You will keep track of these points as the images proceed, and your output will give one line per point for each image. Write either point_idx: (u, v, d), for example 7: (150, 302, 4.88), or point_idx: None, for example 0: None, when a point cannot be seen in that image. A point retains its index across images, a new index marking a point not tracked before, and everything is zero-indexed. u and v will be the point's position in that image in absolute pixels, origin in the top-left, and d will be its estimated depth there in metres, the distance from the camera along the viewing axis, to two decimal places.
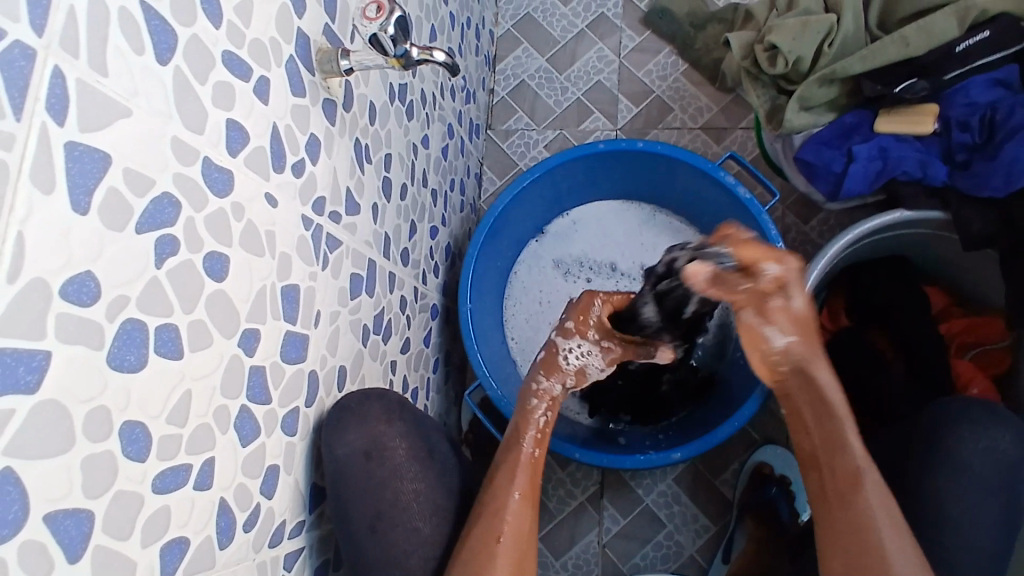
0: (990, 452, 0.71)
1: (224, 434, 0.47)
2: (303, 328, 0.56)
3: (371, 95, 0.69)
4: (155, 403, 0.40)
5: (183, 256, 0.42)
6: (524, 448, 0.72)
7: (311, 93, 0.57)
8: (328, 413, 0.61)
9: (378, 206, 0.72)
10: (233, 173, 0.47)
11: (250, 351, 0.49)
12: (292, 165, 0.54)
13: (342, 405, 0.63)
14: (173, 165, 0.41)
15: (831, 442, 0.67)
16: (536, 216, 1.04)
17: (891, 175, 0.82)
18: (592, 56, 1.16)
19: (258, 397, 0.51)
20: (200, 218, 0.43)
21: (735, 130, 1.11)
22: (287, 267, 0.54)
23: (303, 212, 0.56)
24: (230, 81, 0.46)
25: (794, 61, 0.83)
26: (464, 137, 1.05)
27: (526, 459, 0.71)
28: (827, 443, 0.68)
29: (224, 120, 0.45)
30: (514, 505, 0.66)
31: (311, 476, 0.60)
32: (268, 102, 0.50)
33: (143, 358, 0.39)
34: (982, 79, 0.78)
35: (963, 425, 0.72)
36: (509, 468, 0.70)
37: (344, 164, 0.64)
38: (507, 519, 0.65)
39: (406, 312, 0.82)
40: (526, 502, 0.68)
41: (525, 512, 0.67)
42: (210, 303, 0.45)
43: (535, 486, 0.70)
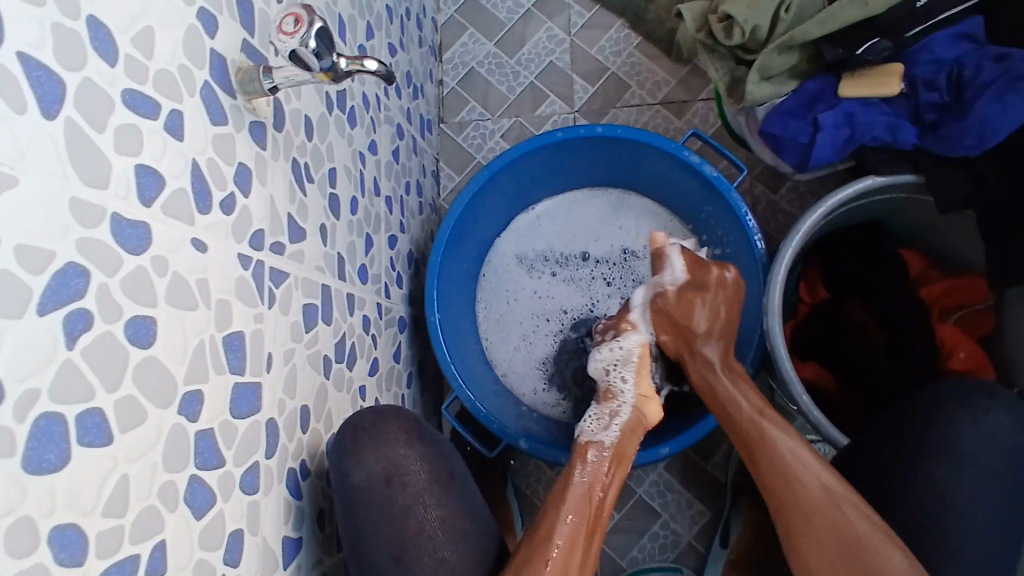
0: (988, 428, 0.69)
1: (173, 512, 0.43)
2: (253, 377, 0.52)
3: (306, 109, 0.64)
4: (87, 498, 0.36)
5: (99, 329, 0.37)
6: (575, 480, 0.71)
7: (234, 119, 0.52)
8: (345, 436, 0.65)
9: (326, 226, 0.68)
10: (150, 225, 0.42)
11: (193, 417, 0.45)
12: (221, 202, 0.49)
13: (357, 425, 0.66)
14: (75, 230, 0.36)
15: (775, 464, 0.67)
16: (500, 213, 1.00)
17: (860, 141, 0.80)
18: (541, 37, 1.11)
19: (210, 462, 0.46)
20: (116, 282, 0.39)
21: (695, 102, 1.07)
22: (227, 315, 0.49)
23: (240, 250, 0.51)
24: (135, 122, 0.41)
25: (751, 32, 0.79)
26: (415, 135, 1.00)
27: (581, 489, 0.70)
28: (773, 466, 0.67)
29: (133, 168, 0.41)
30: (565, 530, 0.65)
31: (285, 528, 0.57)
32: (184, 137, 0.45)
33: (65, 453, 0.35)
34: (946, 34, 0.76)
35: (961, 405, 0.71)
36: (562, 497, 0.69)
37: (283, 189, 0.59)
38: (557, 545, 0.64)
39: (370, 332, 0.78)
40: (585, 528, 0.67)
41: (581, 537, 0.66)
42: (140, 372, 0.40)
43: (595, 514, 0.69)
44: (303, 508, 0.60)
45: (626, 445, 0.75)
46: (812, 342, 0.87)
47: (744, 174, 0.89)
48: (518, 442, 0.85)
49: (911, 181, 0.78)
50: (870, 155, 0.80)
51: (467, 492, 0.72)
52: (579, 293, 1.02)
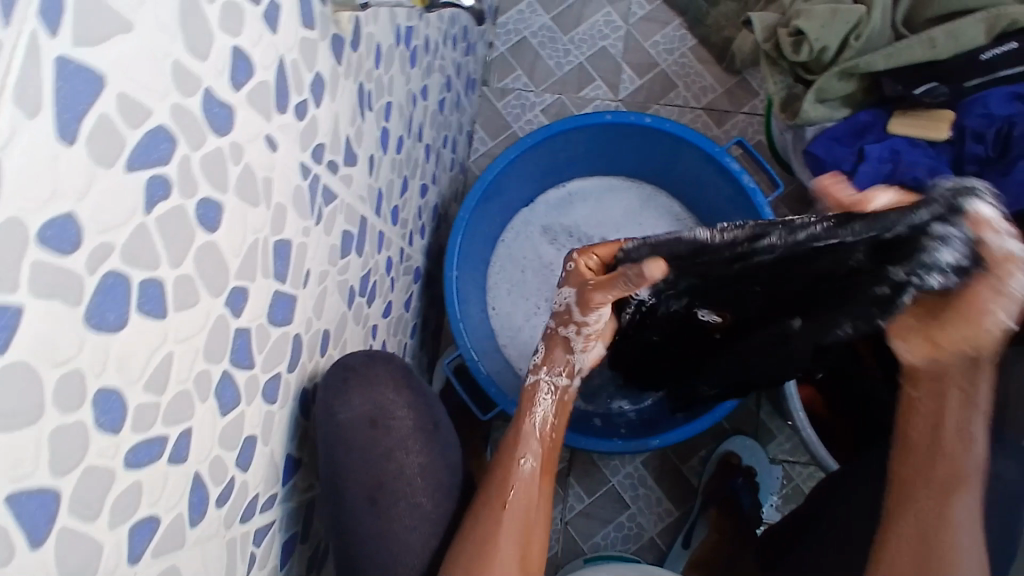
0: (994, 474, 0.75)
1: (204, 402, 0.42)
2: (291, 288, 0.51)
3: (378, 35, 0.63)
4: (134, 367, 0.35)
5: (175, 201, 0.36)
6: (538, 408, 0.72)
7: (320, 26, 0.51)
8: (333, 374, 0.61)
9: (374, 158, 0.67)
10: (235, 109, 0.41)
11: (236, 312, 0.44)
12: (295, 106, 0.49)
13: (347, 366, 0.63)
14: (173, 95, 0.35)
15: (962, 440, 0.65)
16: (531, 184, 1.00)
17: (900, 180, 0.80)
18: (599, 20, 1.11)
19: (242, 362, 0.46)
20: (197, 158, 0.38)
21: (737, 115, 1.08)
22: (281, 221, 0.48)
23: (302, 159, 0.51)
24: (240, 2, 0.40)
25: (819, 51, 0.80)
26: (460, 91, 0.99)
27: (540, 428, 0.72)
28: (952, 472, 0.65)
29: (230, 48, 0.39)
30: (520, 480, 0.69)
31: (286, 447, 0.56)
32: (277, 30, 0.44)
33: (124, 317, 0.34)
34: (1000, 92, 0.77)
35: None
36: (516, 441, 0.72)
37: (347, 109, 0.58)
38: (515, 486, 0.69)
39: (391, 274, 0.77)
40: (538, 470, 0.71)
41: (536, 484, 0.70)
42: (200, 255, 0.39)
43: (548, 457, 0.72)
44: (307, 429, 0.59)
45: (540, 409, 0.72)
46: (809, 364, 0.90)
47: (779, 191, 0.91)
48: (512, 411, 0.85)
49: None
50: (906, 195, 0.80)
51: (446, 445, 0.71)
52: None
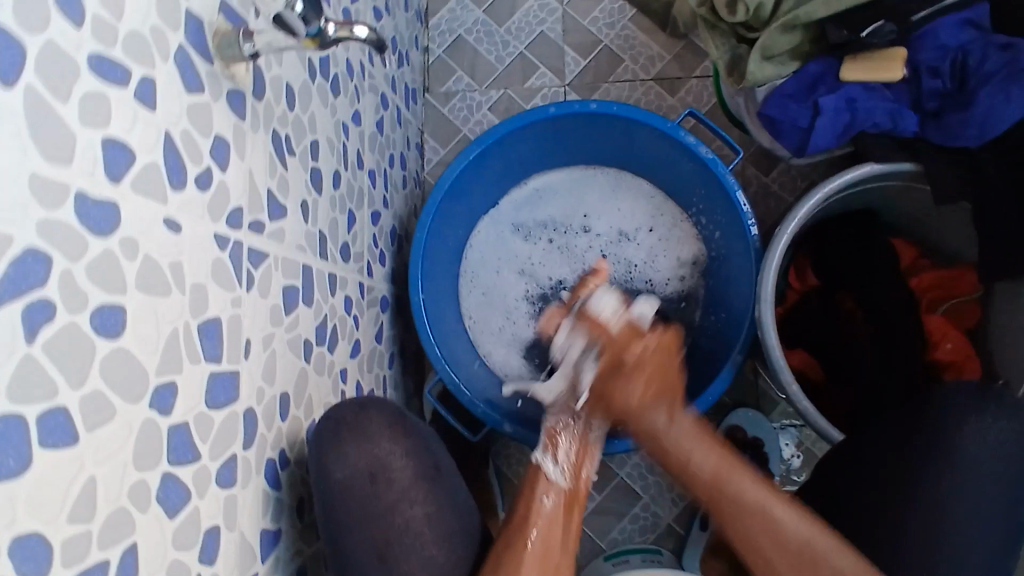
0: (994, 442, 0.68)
1: (144, 512, 0.40)
2: (230, 365, 0.49)
3: (287, 76, 0.59)
4: (50, 504, 0.33)
5: (63, 320, 0.34)
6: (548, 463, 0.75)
7: (211, 86, 0.48)
8: (322, 429, 0.61)
9: (307, 202, 0.64)
10: (119, 203, 0.38)
11: (166, 410, 0.42)
12: (196, 177, 0.46)
13: (339, 420, 0.63)
14: (36, 211, 0.32)
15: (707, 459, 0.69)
16: (491, 187, 0.96)
17: (860, 128, 0.78)
18: (533, 5, 1.07)
19: (184, 458, 0.44)
20: (81, 267, 0.35)
21: (689, 79, 1.04)
22: (203, 300, 0.46)
23: (217, 230, 0.48)
24: (103, 90, 0.37)
25: (755, 8, 0.76)
26: (400, 105, 0.96)
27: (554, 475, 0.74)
28: (714, 490, 0.68)
29: (100, 141, 0.37)
30: (540, 518, 0.69)
31: (262, 521, 0.54)
32: (155, 107, 0.41)
33: (26, 457, 0.32)
34: (952, 19, 0.73)
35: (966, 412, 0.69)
36: (530, 485, 0.73)
37: (263, 163, 0.55)
38: (535, 529, 0.68)
39: (353, 312, 0.75)
40: (561, 507, 0.71)
41: (557, 518, 0.70)
42: (108, 366, 0.37)
43: (573, 495, 0.74)
44: (283, 498, 0.57)
45: (631, 385, 0.73)
46: (798, 329, 0.87)
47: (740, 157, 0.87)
48: (502, 426, 0.83)
49: (907, 171, 0.76)
50: (869, 142, 0.78)
51: (455, 493, 0.68)
52: (573, 264, 0.99)
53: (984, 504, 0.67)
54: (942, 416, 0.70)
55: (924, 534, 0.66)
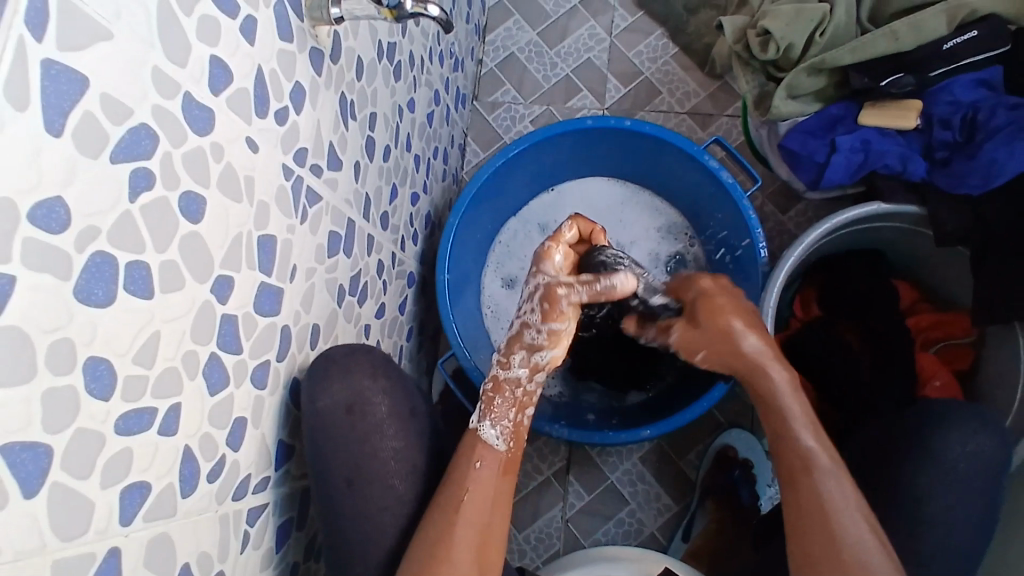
0: (970, 451, 0.75)
1: (192, 380, 0.46)
2: (277, 282, 0.55)
3: (359, 49, 0.67)
4: (123, 341, 0.39)
5: (158, 192, 0.41)
6: (486, 430, 0.72)
7: (298, 40, 0.55)
8: (315, 365, 0.63)
9: (359, 164, 0.71)
10: (214, 112, 0.45)
11: (222, 299, 0.48)
12: (275, 111, 0.53)
13: (327, 356, 0.65)
14: (153, 97, 0.39)
15: (778, 433, 0.72)
16: (521, 190, 1.03)
17: (872, 168, 0.84)
18: (584, 34, 1.15)
19: (229, 347, 0.49)
20: (178, 154, 0.42)
21: (721, 117, 1.11)
22: (265, 216, 0.52)
23: (285, 161, 0.55)
24: (216, 15, 0.44)
25: (786, 48, 0.84)
26: (450, 105, 1.04)
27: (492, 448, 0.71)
28: (777, 426, 0.72)
29: (207, 56, 0.44)
30: (478, 477, 0.68)
31: (278, 433, 0.59)
32: (254, 42, 0.49)
33: (112, 294, 0.38)
34: (965, 79, 0.80)
35: (941, 422, 0.76)
36: (466, 445, 0.71)
37: (328, 118, 0.62)
38: (470, 490, 0.67)
39: (382, 277, 0.81)
40: (495, 469, 0.70)
41: (491, 482, 0.69)
42: (184, 244, 0.43)
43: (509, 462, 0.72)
44: (299, 418, 0.63)
45: (733, 321, 0.72)
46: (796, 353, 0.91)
47: (759, 186, 0.93)
48: None
49: (914, 214, 0.81)
50: (880, 182, 0.83)
51: (426, 430, 0.73)
52: None
53: (964, 503, 0.74)
54: (928, 427, 0.76)
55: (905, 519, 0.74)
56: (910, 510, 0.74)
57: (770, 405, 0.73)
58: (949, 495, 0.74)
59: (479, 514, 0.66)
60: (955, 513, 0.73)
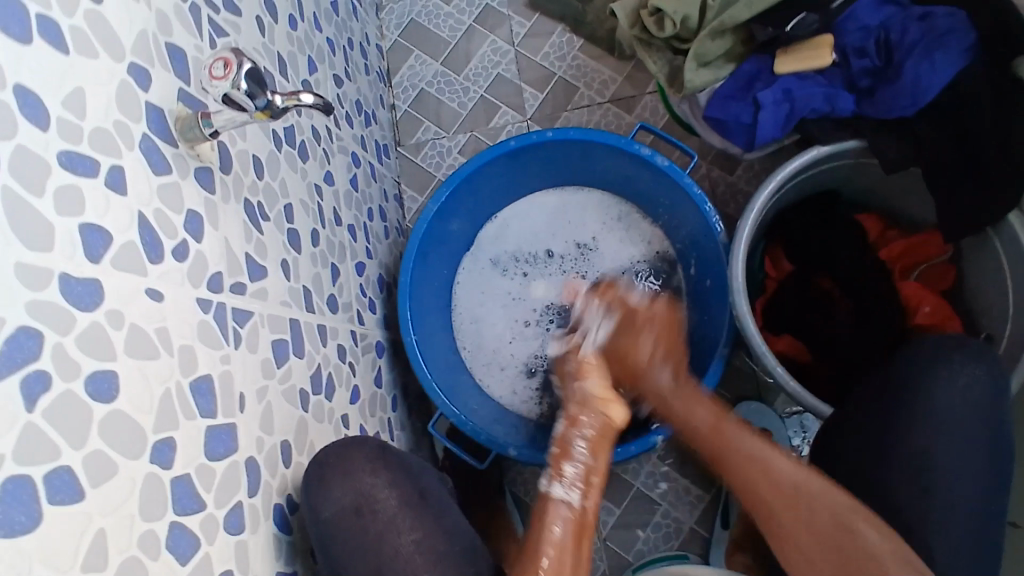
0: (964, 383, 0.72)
1: (157, 560, 0.43)
2: (226, 418, 0.53)
3: (252, 148, 0.65)
4: (62, 555, 0.37)
5: (59, 387, 0.38)
6: (551, 528, 0.64)
7: (178, 167, 0.53)
8: (310, 473, 0.63)
9: (287, 261, 0.68)
10: (101, 280, 0.43)
11: (166, 464, 0.45)
12: (172, 250, 0.50)
13: (320, 464, 0.64)
14: (24, 294, 0.37)
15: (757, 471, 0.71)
16: (465, 226, 1.01)
17: (801, 115, 0.81)
18: (487, 50, 1.13)
19: (189, 508, 0.47)
20: (71, 340, 0.39)
21: (643, 96, 1.09)
22: (192, 359, 0.50)
23: (198, 294, 0.52)
24: (75, 182, 0.42)
25: (682, 21, 0.83)
26: (372, 161, 1.01)
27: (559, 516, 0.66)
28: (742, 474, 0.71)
29: (77, 227, 0.41)
30: (551, 546, 0.63)
31: (274, 565, 0.57)
32: (127, 191, 0.46)
33: (37, 513, 0.36)
34: (869, 2, 0.79)
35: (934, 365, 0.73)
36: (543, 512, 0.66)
37: (237, 230, 0.60)
38: (554, 534, 0.64)
39: (347, 360, 0.79)
40: (570, 535, 0.64)
41: (569, 546, 0.63)
42: (106, 426, 0.41)
43: (580, 525, 0.65)
44: (294, 543, 0.61)
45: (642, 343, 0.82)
46: (782, 317, 0.89)
47: (696, 160, 0.91)
48: (508, 451, 0.85)
49: (852, 147, 0.79)
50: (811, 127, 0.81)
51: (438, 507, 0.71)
52: (551, 286, 1.03)
53: (970, 439, 0.71)
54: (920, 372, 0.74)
55: (907, 468, 0.71)
56: (908, 460, 0.71)
57: (753, 484, 0.71)
58: (954, 433, 0.71)
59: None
60: (963, 448, 0.71)
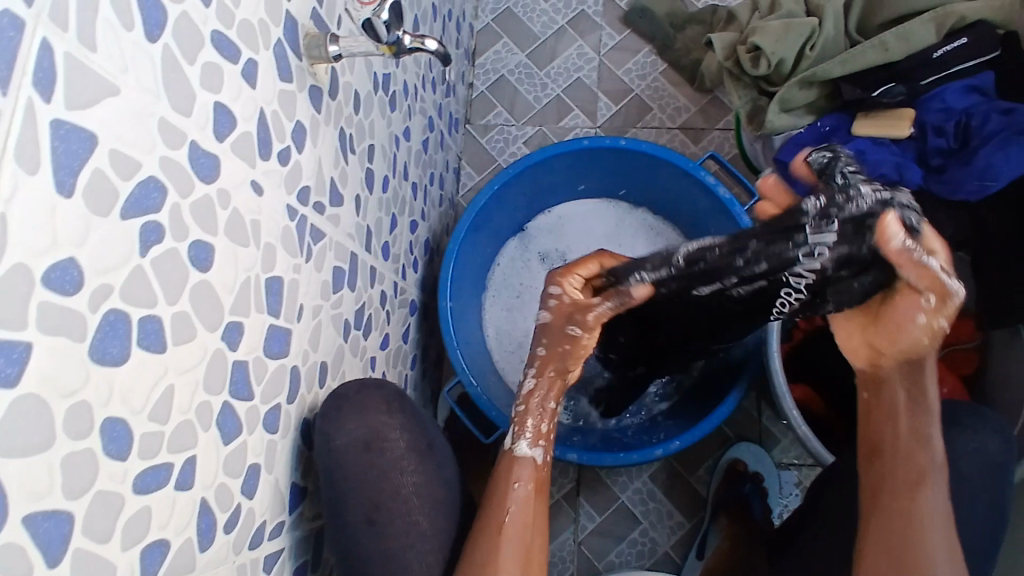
0: (978, 452, 0.74)
1: (205, 431, 0.45)
2: (285, 322, 0.55)
3: (356, 83, 0.67)
4: (137, 398, 0.38)
5: (169, 244, 0.40)
6: (513, 487, 0.70)
7: (298, 79, 0.55)
8: (327, 402, 0.63)
9: (360, 197, 0.71)
10: (220, 158, 0.45)
11: (232, 345, 0.47)
12: (278, 152, 0.52)
13: (339, 395, 0.64)
14: (160, 148, 0.39)
15: (912, 452, 0.69)
16: (518, 213, 1.04)
17: (868, 178, 0.83)
18: (572, 53, 1.16)
19: (241, 394, 0.49)
20: (186, 204, 0.41)
21: (712, 131, 1.12)
22: (272, 258, 0.52)
23: (289, 201, 0.54)
24: (218, 62, 0.44)
25: (777, 63, 0.88)
26: (444, 130, 1.04)
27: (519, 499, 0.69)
28: (917, 463, 0.68)
29: (211, 103, 0.43)
30: (516, 499, 0.69)
31: (292, 476, 0.59)
32: (255, 85, 0.48)
33: (126, 351, 0.37)
34: (957, 86, 0.82)
35: (956, 429, 0.75)
36: (509, 462, 0.72)
37: (329, 153, 0.62)
38: (512, 509, 0.68)
39: (385, 308, 0.81)
40: (532, 491, 0.70)
41: (529, 503, 0.69)
42: (195, 294, 0.43)
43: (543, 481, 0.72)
44: (310, 461, 0.62)
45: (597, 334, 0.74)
46: (805, 366, 0.92)
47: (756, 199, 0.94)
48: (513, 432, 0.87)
49: None
50: (876, 192, 0.82)
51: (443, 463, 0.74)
52: None
53: (977, 512, 0.73)
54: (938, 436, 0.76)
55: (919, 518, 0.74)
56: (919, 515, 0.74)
57: (912, 478, 0.68)
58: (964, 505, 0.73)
59: (522, 533, 0.67)
60: (969, 520, 0.73)
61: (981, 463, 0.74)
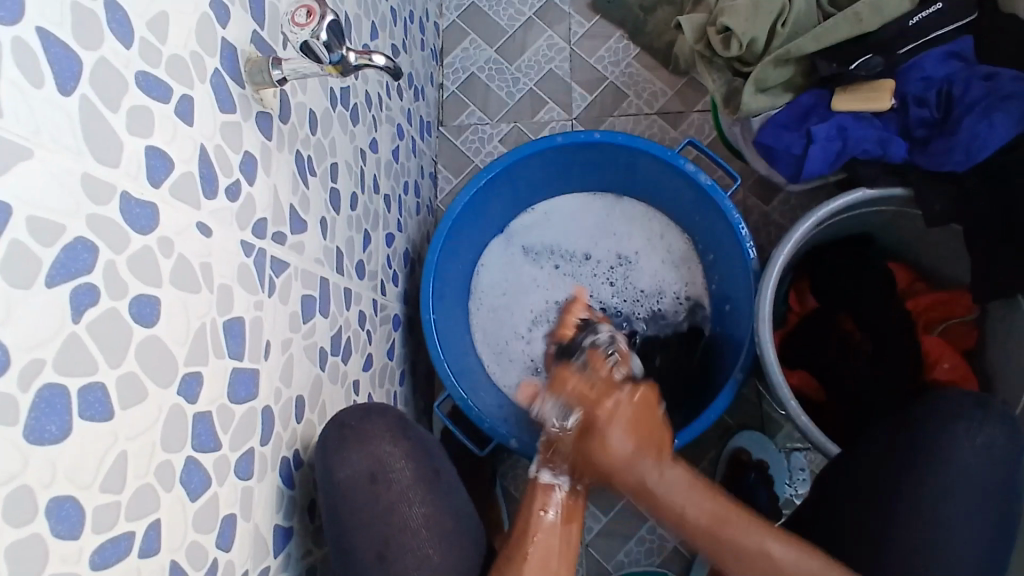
0: (971, 432, 0.71)
1: (169, 492, 0.43)
2: (251, 363, 0.53)
3: (311, 102, 0.65)
4: (86, 472, 0.36)
5: (106, 305, 0.38)
6: (543, 513, 0.70)
7: (242, 107, 0.53)
8: (329, 434, 0.63)
9: (326, 220, 0.68)
10: (158, 205, 0.42)
11: (192, 398, 0.45)
12: (226, 188, 0.50)
13: (341, 424, 0.64)
14: (87, 205, 0.37)
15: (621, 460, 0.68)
16: (500, 213, 1.01)
17: (852, 155, 0.82)
18: (542, 45, 1.13)
19: (207, 445, 0.47)
20: (123, 260, 0.39)
21: (691, 113, 1.09)
22: (229, 299, 0.50)
23: (243, 237, 0.52)
24: (147, 105, 0.41)
25: (748, 44, 0.84)
26: (415, 136, 1.01)
27: (546, 528, 0.69)
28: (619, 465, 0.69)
29: (143, 149, 0.41)
30: (543, 529, 0.69)
31: (275, 518, 0.57)
32: (193, 123, 0.46)
33: (67, 425, 0.35)
34: (936, 53, 0.80)
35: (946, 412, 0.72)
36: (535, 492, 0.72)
37: (286, 180, 0.60)
38: (536, 542, 0.68)
39: (366, 328, 0.79)
40: (560, 520, 0.70)
41: (557, 533, 0.69)
42: (142, 351, 0.41)
43: (571, 510, 0.72)
44: (294, 498, 0.60)
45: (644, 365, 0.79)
46: (799, 353, 0.90)
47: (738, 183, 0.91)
48: (508, 441, 0.85)
49: (899, 195, 0.80)
50: (861, 169, 0.82)
51: None
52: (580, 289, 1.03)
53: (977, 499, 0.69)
54: (926, 420, 0.73)
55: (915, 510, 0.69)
56: (914, 508, 0.69)
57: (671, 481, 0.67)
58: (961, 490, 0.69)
59: (549, 559, 0.67)
60: (967, 508, 0.69)
61: (983, 449, 0.71)
